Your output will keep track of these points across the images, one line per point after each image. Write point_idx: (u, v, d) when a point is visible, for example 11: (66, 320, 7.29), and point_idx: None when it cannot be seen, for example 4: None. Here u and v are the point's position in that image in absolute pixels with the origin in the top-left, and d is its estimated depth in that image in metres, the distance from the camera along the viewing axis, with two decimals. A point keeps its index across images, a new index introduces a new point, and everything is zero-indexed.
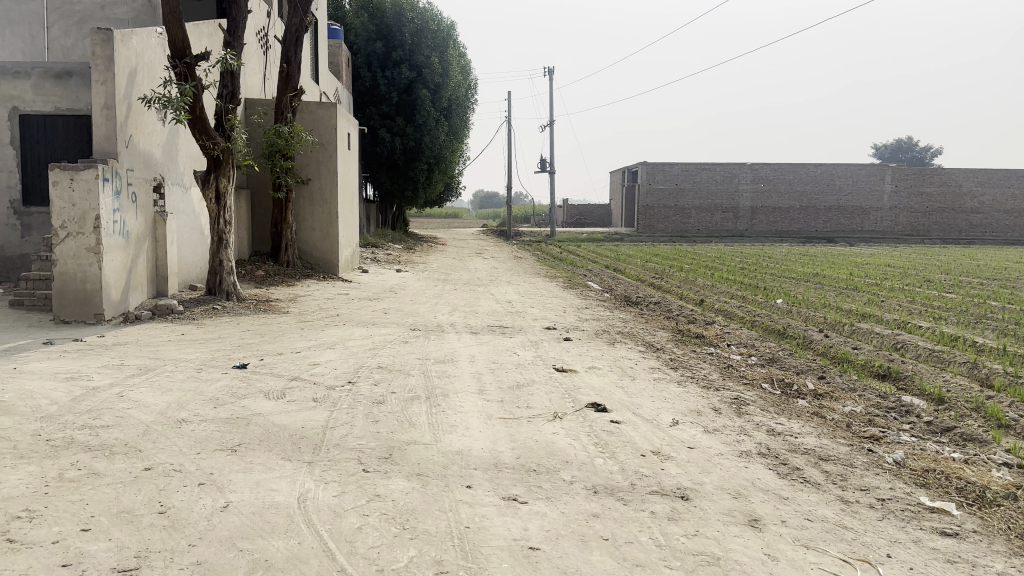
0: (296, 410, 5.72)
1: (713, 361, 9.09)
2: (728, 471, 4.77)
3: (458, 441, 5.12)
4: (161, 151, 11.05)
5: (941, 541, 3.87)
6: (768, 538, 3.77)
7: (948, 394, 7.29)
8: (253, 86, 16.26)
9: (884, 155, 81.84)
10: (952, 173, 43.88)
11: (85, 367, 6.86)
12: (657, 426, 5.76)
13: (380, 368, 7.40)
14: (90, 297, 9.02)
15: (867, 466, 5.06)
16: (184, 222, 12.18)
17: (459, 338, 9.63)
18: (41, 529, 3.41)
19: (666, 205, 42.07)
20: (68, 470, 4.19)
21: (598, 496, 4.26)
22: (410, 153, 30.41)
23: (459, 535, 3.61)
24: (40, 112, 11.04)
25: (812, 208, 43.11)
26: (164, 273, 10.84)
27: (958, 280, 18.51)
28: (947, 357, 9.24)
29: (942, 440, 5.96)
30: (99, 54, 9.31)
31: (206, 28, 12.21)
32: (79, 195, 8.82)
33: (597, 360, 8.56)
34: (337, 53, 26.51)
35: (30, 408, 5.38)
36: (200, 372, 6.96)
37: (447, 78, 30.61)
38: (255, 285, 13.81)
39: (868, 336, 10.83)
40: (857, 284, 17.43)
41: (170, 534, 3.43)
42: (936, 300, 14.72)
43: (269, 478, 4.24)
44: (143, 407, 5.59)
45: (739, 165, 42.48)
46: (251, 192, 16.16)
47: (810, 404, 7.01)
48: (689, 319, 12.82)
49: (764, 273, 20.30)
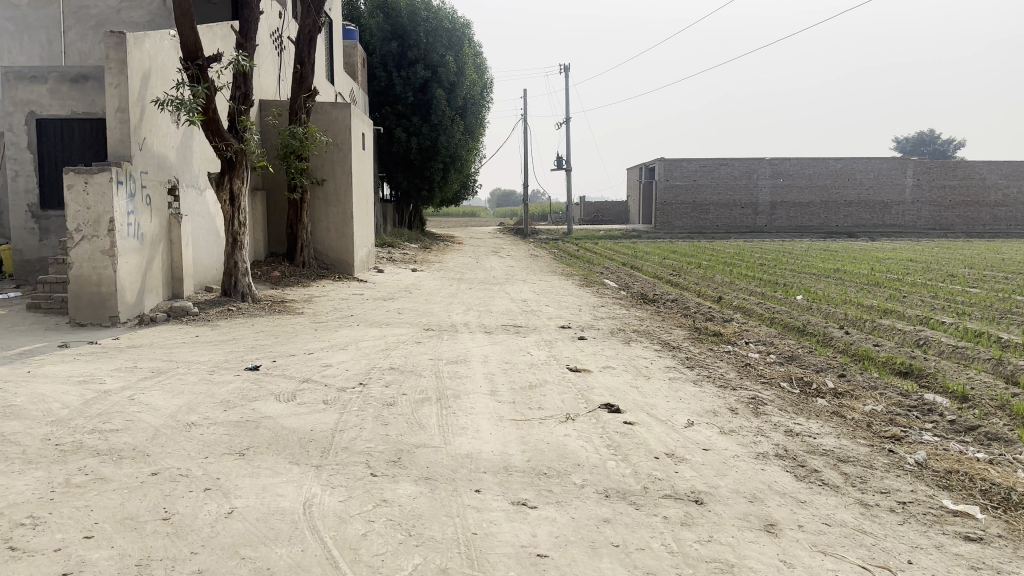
0: (305, 413, 5.69)
1: (731, 359, 8.95)
2: (744, 473, 4.65)
3: (467, 444, 5.05)
4: (174, 153, 11.09)
5: (965, 546, 3.72)
6: (784, 544, 3.66)
7: (972, 392, 7.11)
8: (268, 87, 16.30)
9: (904, 148, 80.38)
10: (975, 165, 43.12)
11: (98, 369, 6.88)
12: (671, 427, 5.65)
13: (392, 369, 7.36)
14: (106, 300, 9.07)
15: (887, 467, 4.91)
16: (199, 224, 12.22)
17: (472, 338, 9.56)
18: (44, 537, 3.38)
19: (684, 201, 41.75)
20: (75, 475, 4.17)
21: (609, 500, 4.16)
22: (426, 152, 30.39)
23: (466, 541, 3.53)
24: (56, 116, 11.11)
25: (832, 202, 42.54)
26: (178, 275, 10.88)
27: (982, 274, 18.15)
28: (971, 354, 9.01)
29: (965, 439, 5.80)
30: (113, 57, 9.36)
31: (219, 29, 12.24)
32: (94, 198, 8.85)
33: (611, 359, 8.45)
34: (352, 53, 26.58)
35: (41, 412, 5.40)
36: (212, 374, 6.96)
37: (462, 77, 30.58)
38: (270, 287, 13.86)
39: (890, 333, 10.60)
40: (878, 279, 17.12)
41: (172, 541, 3.39)
42: (959, 295, 14.41)
43: (275, 483, 4.20)
44: (154, 411, 5.58)
45: (758, 160, 42.03)
46: (267, 193, 16.21)
47: (829, 403, 6.86)
48: (706, 316, 12.67)
49: (783, 269, 20.06)
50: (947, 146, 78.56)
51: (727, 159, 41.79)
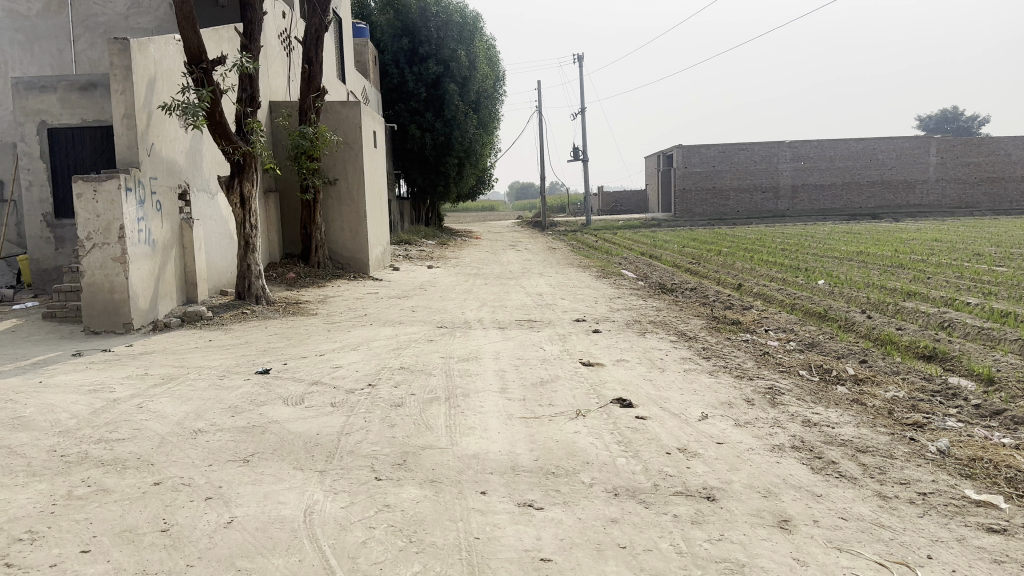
0: (313, 417, 5.63)
1: (749, 348, 8.75)
2: (758, 467, 4.50)
3: (475, 444, 4.96)
4: (183, 157, 11.11)
5: (989, 538, 3.54)
6: (798, 541, 3.51)
7: (998, 374, 6.91)
8: (277, 88, 16.29)
9: (927, 127, 78.72)
10: (1000, 141, 42.16)
11: (109, 377, 6.89)
12: (685, 421, 5.50)
13: (402, 369, 7.30)
14: (119, 307, 9.10)
15: (908, 457, 4.72)
16: (212, 228, 12.26)
17: (485, 335, 9.46)
18: (41, 552, 3.36)
19: (703, 188, 41.19)
20: (78, 487, 4.15)
21: (618, 499, 4.04)
22: (441, 148, 30.24)
23: (468, 547, 3.45)
24: (67, 125, 11.16)
25: (854, 184, 41.78)
26: (192, 280, 10.91)
27: (1009, 252, 17.72)
28: (998, 335, 8.74)
29: (990, 424, 5.62)
30: (117, 64, 9.37)
31: (224, 32, 12.25)
32: (104, 206, 8.89)
33: (625, 352, 8.31)
34: (364, 51, 26.55)
35: (49, 423, 5.39)
36: (222, 379, 6.92)
37: (474, 70, 30.42)
38: (286, 288, 13.87)
39: (913, 316, 10.33)
40: (902, 261, 16.72)
41: (169, 554, 3.35)
42: (985, 274, 14.02)
43: (277, 490, 4.13)
44: (161, 418, 5.56)
45: (778, 144, 41.41)
46: (280, 194, 16.23)
47: (849, 391, 6.67)
48: (725, 304, 12.46)
49: (806, 253, 19.71)
50: (972, 123, 76.98)
51: (746, 144, 41.21)
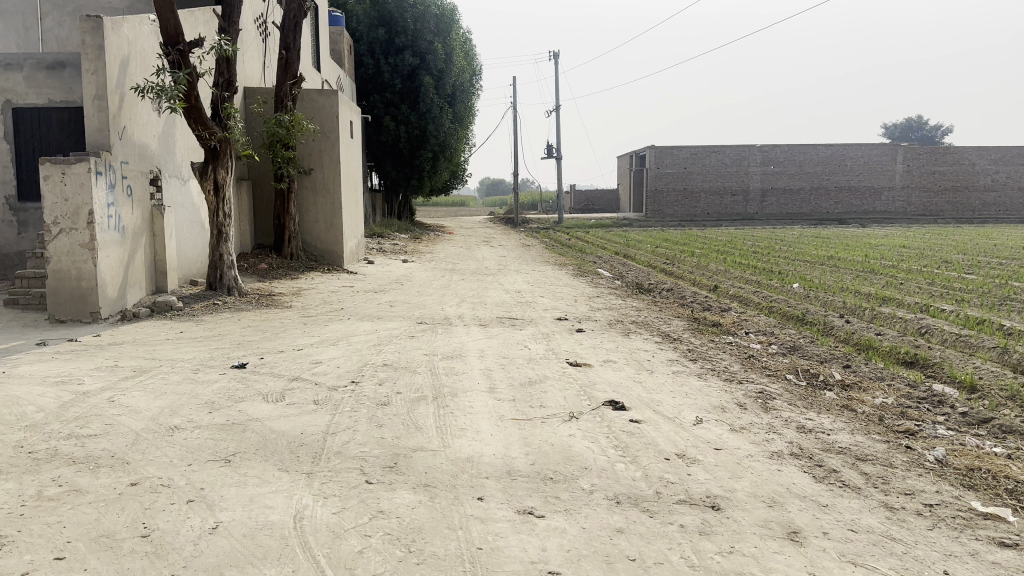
0: (295, 414, 5.40)
1: (733, 351, 8.68)
2: (760, 475, 4.40)
3: (468, 446, 4.78)
4: (156, 142, 10.72)
5: (1002, 553, 3.47)
6: (811, 554, 3.42)
7: (981, 381, 6.94)
8: (252, 74, 15.88)
9: (893, 135, 80.22)
10: (964, 151, 43.11)
11: (77, 369, 6.55)
12: (680, 426, 5.38)
13: (386, 367, 7.05)
14: (86, 296, 8.70)
15: (907, 466, 4.66)
16: (183, 216, 11.85)
17: (467, 332, 9.27)
18: (11, 558, 3.12)
19: (674, 189, 41.55)
20: (48, 487, 3.88)
21: (621, 507, 3.90)
22: (415, 140, 29.91)
23: (471, 558, 3.28)
24: (33, 105, 10.65)
25: (822, 189, 42.40)
26: (163, 269, 10.53)
27: (975, 260, 18.10)
28: (975, 342, 8.81)
29: (979, 432, 5.63)
30: (89, 43, 8.96)
31: (201, 15, 11.85)
32: (71, 190, 8.49)
33: (611, 353, 8.17)
34: (338, 40, 26.01)
35: (14, 417, 5.08)
36: (197, 372, 6.63)
37: (450, 64, 30.13)
38: (257, 279, 13.49)
39: (890, 321, 10.39)
40: (874, 266, 16.92)
41: (151, 562, 3.13)
42: (956, 281, 14.26)
43: (263, 493, 3.91)
44: (134, 414, 5.26)
45: (749, 147, 41.87)
46: (253, 183, 15.82)
47: (838, 396, 6.62)
48: (703, 306, 12.44)
49: (777, 256, 19.92)
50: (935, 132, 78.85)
51: (717, 147, 41.55)
